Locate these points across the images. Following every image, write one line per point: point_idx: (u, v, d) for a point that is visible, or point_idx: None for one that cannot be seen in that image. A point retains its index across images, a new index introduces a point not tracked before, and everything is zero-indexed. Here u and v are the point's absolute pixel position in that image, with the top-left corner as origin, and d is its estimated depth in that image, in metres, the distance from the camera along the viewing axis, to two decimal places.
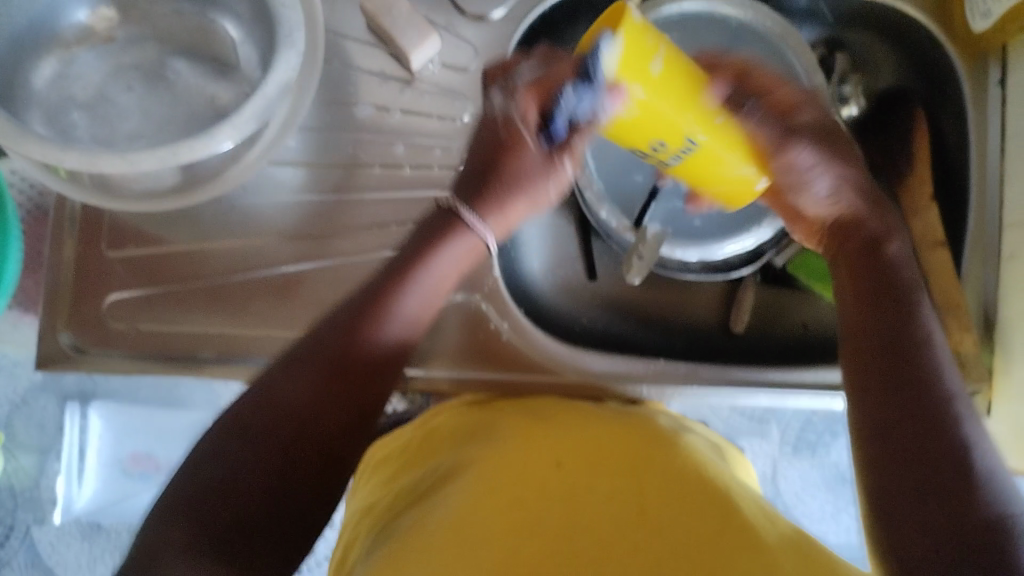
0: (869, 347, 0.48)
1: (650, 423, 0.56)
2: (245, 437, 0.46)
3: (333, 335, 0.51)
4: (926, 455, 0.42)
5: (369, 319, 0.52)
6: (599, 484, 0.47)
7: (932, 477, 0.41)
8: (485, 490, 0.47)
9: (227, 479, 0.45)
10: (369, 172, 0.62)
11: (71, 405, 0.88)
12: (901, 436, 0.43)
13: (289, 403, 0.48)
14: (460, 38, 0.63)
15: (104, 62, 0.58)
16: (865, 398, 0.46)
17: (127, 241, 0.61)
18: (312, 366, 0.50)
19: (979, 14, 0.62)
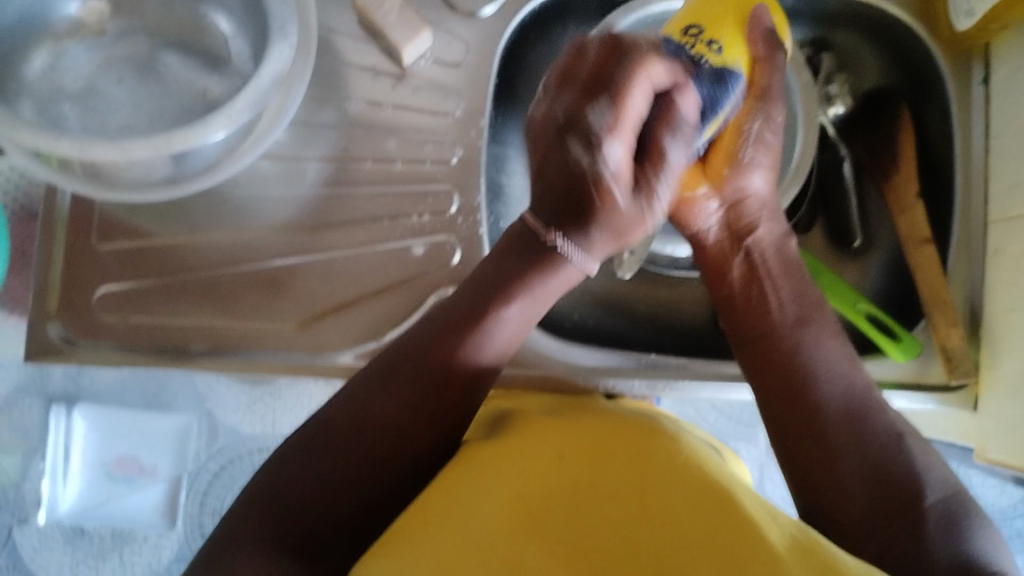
0: (772, 384, 0.53)
1: (646, 420, 0.56)
2: (289, 472, 0.46)
3: (389, 375, 0.49)
4: (869, 467, 0.49)
5: (444, 342, 0.50)
6: (602, 475, 0.47)
7: (877, 486, 0.48)
8: (484, 484, 0.47)
9: (291, 497, 0.46)
10: (361, 166, 0.62)
11: (56, 408, 0.86)
12: (825, 459, 0.50)
13: (383, 414, 0.48)
14: (451, 34, 0.64)
15: (94, 56, 0.58)
16: (792, 430, 0.51)
17: (117, 234, 0.61)
18: (404, 382, 0.49)
19: (962, 13, 0.63)
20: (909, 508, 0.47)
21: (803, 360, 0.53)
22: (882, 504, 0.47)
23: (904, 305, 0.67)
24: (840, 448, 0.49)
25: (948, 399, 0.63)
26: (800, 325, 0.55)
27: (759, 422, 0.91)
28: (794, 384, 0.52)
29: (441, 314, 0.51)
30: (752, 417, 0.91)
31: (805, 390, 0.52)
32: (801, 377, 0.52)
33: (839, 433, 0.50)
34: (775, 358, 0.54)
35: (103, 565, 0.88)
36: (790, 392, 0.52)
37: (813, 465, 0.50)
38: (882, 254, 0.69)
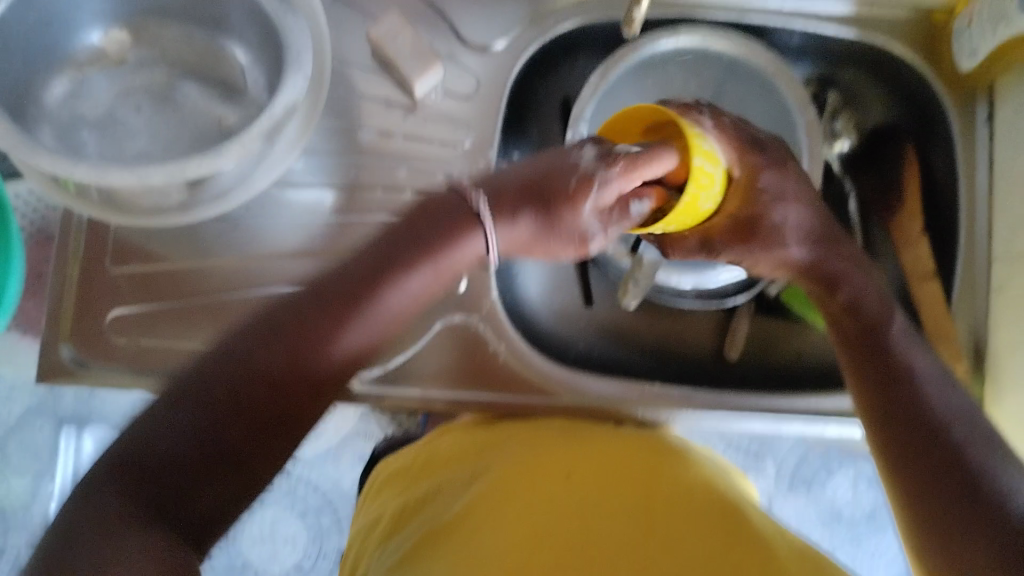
0: (870, 375, 0.53)
1: (662, 436, 0.57)
2: (187, 412, 0.43)
3: (255, 337, 0.46)
4: (965, 512, 0.45)
5: (309, 321, 0.46)
6: (611, 496, 0.49)
7: (951, 478, 0.47)
8: (509, 493, 0.50)
9: (178, 441, 0.42)
10: (371, 194, 0.63)
11: (66, 428, 0.88)
12: (914, 459, 0.49)
13: (219, 371, 0.44)
14: (462, 66, 0.65)
15: (113, 83, 0.59)
16: (880, 422, 0.51)
17: (131, 257, 0.62)
18: (267, 337, 0.46)
19: (967, 53, 0.64)
20: (994, 533, 0.44)
21: (895, 359, 0.53)
22: (959, 497, 0.46)
23: None
24: (931, 488, 0.47)
25: None
26: (893, 352, 0.53)
27: (767, 453, 0.91)
28: (887, 376, 0.52)
29: (326, 280, 0.48)
30: (761, 448, 0.90)
31: (895, 380, 0.52)
32: (890, 371, 0.52)
33: (918, 419, 0.50)
34: (891, 390, 0.51)
35: None
36: (885, 387, 0.52)
37: (907, 491, 0.49)
38: (888, 290, 0.69)
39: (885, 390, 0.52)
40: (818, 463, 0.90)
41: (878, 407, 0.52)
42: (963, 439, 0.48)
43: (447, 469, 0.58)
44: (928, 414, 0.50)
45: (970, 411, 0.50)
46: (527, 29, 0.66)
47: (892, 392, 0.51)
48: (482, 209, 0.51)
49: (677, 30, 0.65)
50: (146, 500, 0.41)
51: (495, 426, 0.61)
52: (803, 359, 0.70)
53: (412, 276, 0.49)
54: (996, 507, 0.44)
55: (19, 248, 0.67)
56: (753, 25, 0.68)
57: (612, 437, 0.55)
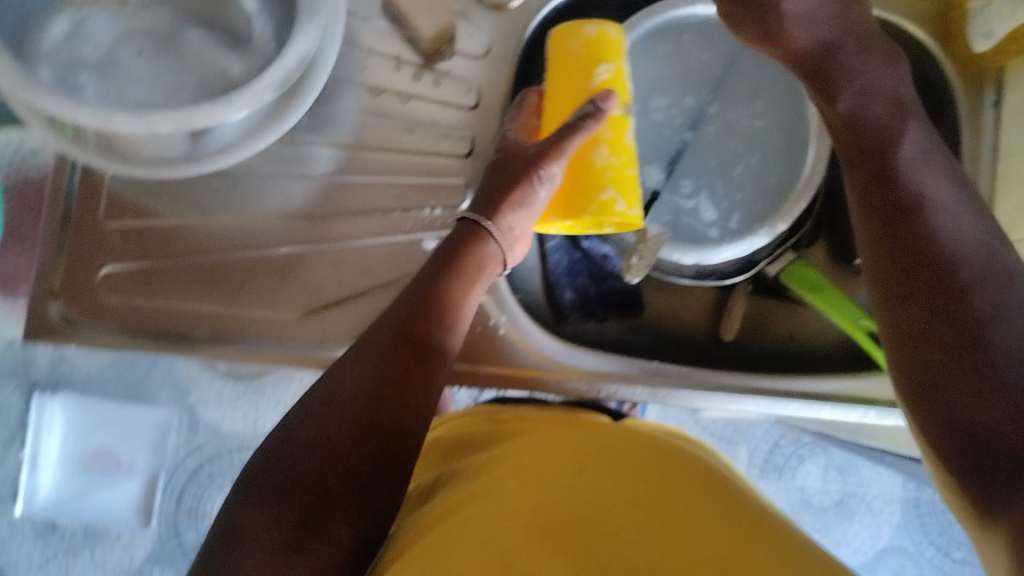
0: (871, 211, 0.49)
1: (667, 441, 0.55)
2: (312, 421, 0.47)
3: (362, 354, 0.50)
4: (969, 355, 0.41)
5: (397, 348, 0.50)
6: (626, 488, 0.46)
7: (972, 369, 0.41)
8: (512, 485, 0.48)
9: (299, 450, 0.45)
10: (374, 155, 0.62)
11: (38, 396, 0.85)
12: (942, 344, 0.42)
13: (349, 384, 0.48)
14: (473, 27, 0.64)
15: (113, 25, 0.57)
16: (888, 283, 0.47)
17: (124, 211, 0.60)
18: (373, 358, 0.50)
19: (981, 34, 0.64)
20: (995, 412, 0.39)
21: (927, 206, 0.47)
22: (979, 383, 0.40)
23: None
24: (911, 311, 0.45)
25: None
26: (899, 177, 0.49)
27: (741, 438, 0.91)
28: (901, 213, 0.48)
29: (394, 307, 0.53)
30: (735, 433, 0.91)
31: (913, 221, 0.47)
32: (907, 211, 0.47)
33: (970, 297, 0.42)
34: (912, 249, 0.46)
35: (73, 563, 0.86)
36: (894, 233, 0.47)
37: (897, 326, 0.45)
38: None
39: (887, 227, 0.48)
40: (790, 451, 0.91)
41: (915, 267, 0.45)
42: (973, 274, 0.43)
43: (447, 464, 0.57)
44: (969, 281, 0.43)
45: (992, 246, 0.45)
46: None
47: (893, 228, 0.47)
48: (491, 232, 0.56)
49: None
50: (290, 511, 0.43)
51: (493, 416, 0.61)
52: (796, 343, 0.70)
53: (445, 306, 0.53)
54: (983, 345, 0.41)
55: None
56: None
57: (626, 443, 0.53)
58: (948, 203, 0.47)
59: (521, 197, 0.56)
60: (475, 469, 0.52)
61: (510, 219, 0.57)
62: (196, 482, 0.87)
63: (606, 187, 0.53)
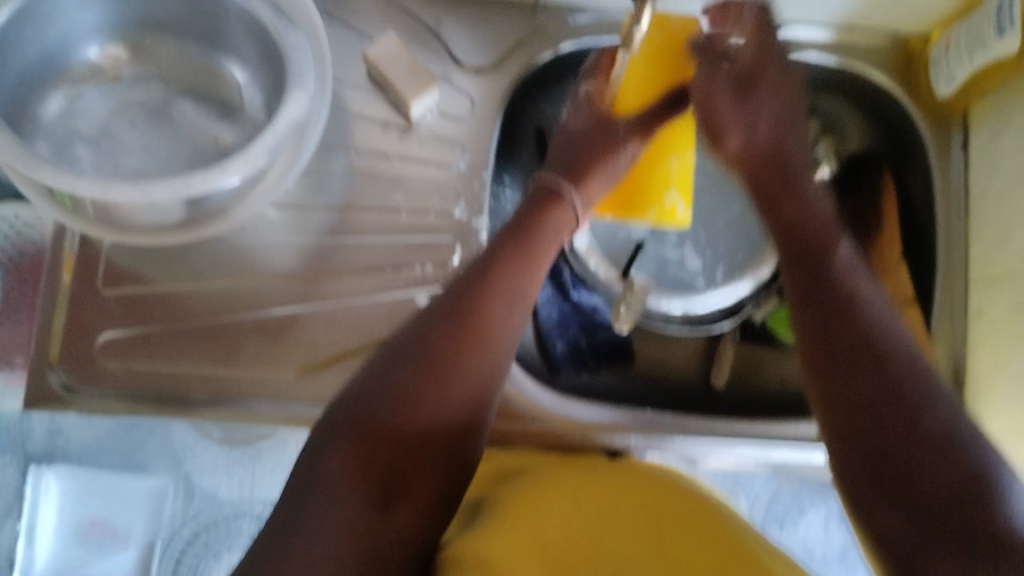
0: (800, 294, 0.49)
1: (674, 480, 0.55)
2: (399, 371, 0.45)
3: (456, 299, 0.49)
4: (934, 452, 0.39)
5: (484, 300, 0.49)
6: (621, 525, 0.47)
7: (894, 457, 0.40)
8: (515, 521, 0.48)
9: (386, 405, 0.44)
10: (365, 215, 0.63)
11: (33, 468, 0.86)
12: (858, 428, 0.42)
13: (441, 329, 0.47)
14: (456, 89, 0.66)
15: (108, 100, 0.59)
16: (813, 365, 0.46)
17: (121, 279, 0.61)
18: (447, 314, 0.48)
19: (943, 79, 0.66)
20: (918, 499, 0.38)
21: (841, 289, 0.48)
22: (898, 472, 0.39)
23: None
24: (851, 406, 0.43)
25: None
26: (831, 265, 0.50)
27: (741, 490, 0.91)
28: (828, 289, 0.48)
29: (478, 261, 0.52)
30: (735, 481, 0.91)
31: (834, 304, 0.47)
32: (827, 291, 0.48)
33: (886, 368, 0.42)
34: (831, 327, 0.46)
35: None
36: (820, 312, 0.47)
37: (836, 424, 0.43)
38: None
39: (820, 326, 0.46)
40: (791, 496, 0.91)
41: (832, 346, 0.45)
42: (897, 363, 0.43)
43: (451, 504, 0.57)
44: (881, 359, 0.43)
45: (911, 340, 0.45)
46: (520, 54, 0.68)
47: (824, 328, 0.46)
48: (569, 198, 0.59)
49: None
50: (367, 470, 0.42)
51: (493, 454, 0.62)
52: (786, 388, 0.71)
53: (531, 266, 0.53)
54: (919, 443, 0.39)
55: None
56: None
57: (631, 484, 0.52)
58: (881, 311, 0.46)
59: (610, 166, 0.60)
60: (477, 510, 0.52)
61: (587, 188, 0.60)
62: (192, 552, 0.86)
63: (670, 191, 0.64)
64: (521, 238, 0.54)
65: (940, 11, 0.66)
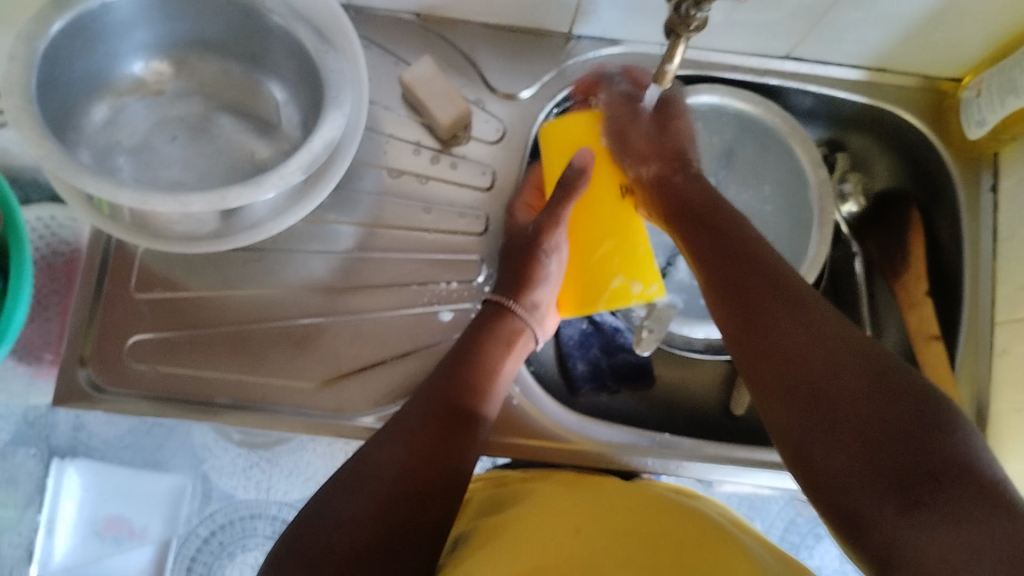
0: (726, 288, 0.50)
1: (691, 503, 0.55)
2: (377, 469, 0.48)
3: (428, 399, 0.52)
4: (903, 411, 0.40)
5: (458, 394, 0.53)
6: (623, 547, 0.47)
7: (880, 425, 0.40)
8: (527, 549, 0.48)
9: (358, 509, 0.46)
10: (393, 232, 0.65)
11: (56, 461, 0.86)
12: (823, 399, 0.42)
13: (410, 427, 0.50)
14: (489, 114, 0.68)
15: (151, 112, 0.61)
16: (753, 354, 0.47)
17: (153, 284, 0.63)
18: (432, 408, 0.52)
19: (973, 122, 0.67)
20: (903, 464, 0.39)
21: (760, 261, 0.50)
22: (883, 437, 0.40)
23: None
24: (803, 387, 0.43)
25: None
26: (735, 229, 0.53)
27: (757, 514, 0.90)
28: (738, 267, 0.50)
29: (448, 361, 0.55)
30: (750, 509, 0.91)
31: (755, 276, 0.49)
32: (743, 259, 0.50)
33: (832, 344, 0.44)
34: (756, 308, 0.48)
35: None
36: (744, 290, 0.49)
37: (786, 423, 0.43)
38: (890, 350, 0.69)
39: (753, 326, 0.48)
40: (806, 527, 0.91)
41: (758, 335, 0.47)
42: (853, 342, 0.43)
43: (467, 525, 0.57)
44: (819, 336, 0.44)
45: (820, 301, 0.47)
46: (553, 81, 0.69)
47: (755, 325, 0.47)
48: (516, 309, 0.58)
49: (697, 89, 0.68)
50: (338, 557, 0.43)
51: (503, 481, 0.63)
52: None
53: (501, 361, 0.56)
54: (902, 404, 0.40)
55: (26, 278, 0.62)
56: (769, 86, 0.70)
57: (645, 508, 0.53)
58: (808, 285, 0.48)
59: (539, 273, 0.59)
60: (491, 531, 0.53)
61: (533, 297, 0.59)
62: (208, 549, 0.88)
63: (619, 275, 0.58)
64: (487, 336, 0.57)
65: (973, 56, 0.67)
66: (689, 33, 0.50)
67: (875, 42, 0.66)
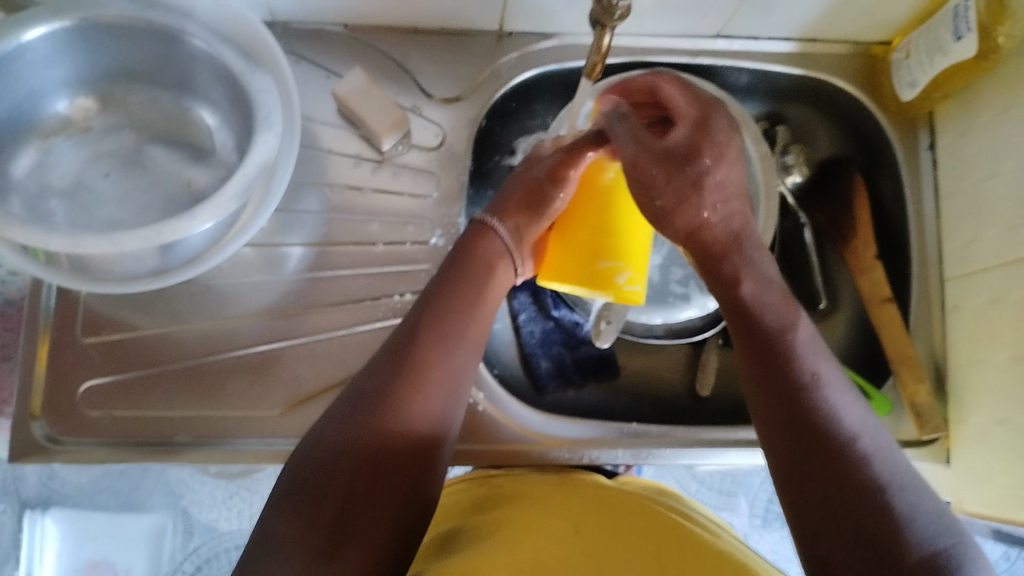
0: (747, 350, 0.47)
1: (662, 502, 0.56)
2: (337, 452, 0.44)
3: (394, 356, 0.47)
4: (866, 501, 0.40)
5: (422, 352, 0.47)
6: (620, 549, 0.46)
7: (849, 507, 0.40)
8: (511, 546, 0.48)
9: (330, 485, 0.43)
10: (342, 249, 0.64)
11: (29, 513, 0.84)
12: (808, 460, 0.42)
13: (372, 395, 0.46)
14: (427, 120, 0.67)
15: (80, 152, 0.59)
16: (760, 398, 0.45)
17: (101, 326, 0.61)
18: (395, 374, 0.46)
19: (905, 84, 0.67)
20: (874, 549, 0.39)
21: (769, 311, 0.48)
22: (855, 524, 0.39)
23: (874, 363, 0.69)
24: (819, 496, 0.41)
25: (922, 454, 0.65)
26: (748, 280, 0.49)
27: (739, 489, 0.91)
28: (758, 324, 0.47)
29: (414, 308, 0.51)
30: (732, 484, 0.91)
31: (782, 345, 0.46)
32: (748, 310, 0.48)
33: (819, 402, 0.44)
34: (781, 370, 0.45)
35: None
36: (770, 353, 0.46)
37: (789, 467, 0.43)
38: (846, 316, 0.71)
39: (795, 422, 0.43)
40: None
41: (757, 379, 0.46)
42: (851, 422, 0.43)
43: (441, 532, 0.57)
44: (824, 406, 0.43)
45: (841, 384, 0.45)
46: (488, 80, 0.68)
47: (776, 363, 0.45)
48: (500, 234, 0.56)
49: (631, 76, 0.68)
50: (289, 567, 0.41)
51: (488, 481, 0.61)
52: None
53: (472, 302, 0.51)
54: (869, 487, 0.40)
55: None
56: (703, 66, 0.70)
57: (620, 509, 0.53)
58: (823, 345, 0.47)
59: (540, 199, 0.57)
60: (467, 537, 0.52)
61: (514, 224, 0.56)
62: None
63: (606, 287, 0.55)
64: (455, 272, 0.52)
65: (899, 19, 0.67)
66: (614, 21, 0.50)
67: (801, 13, 0.66)
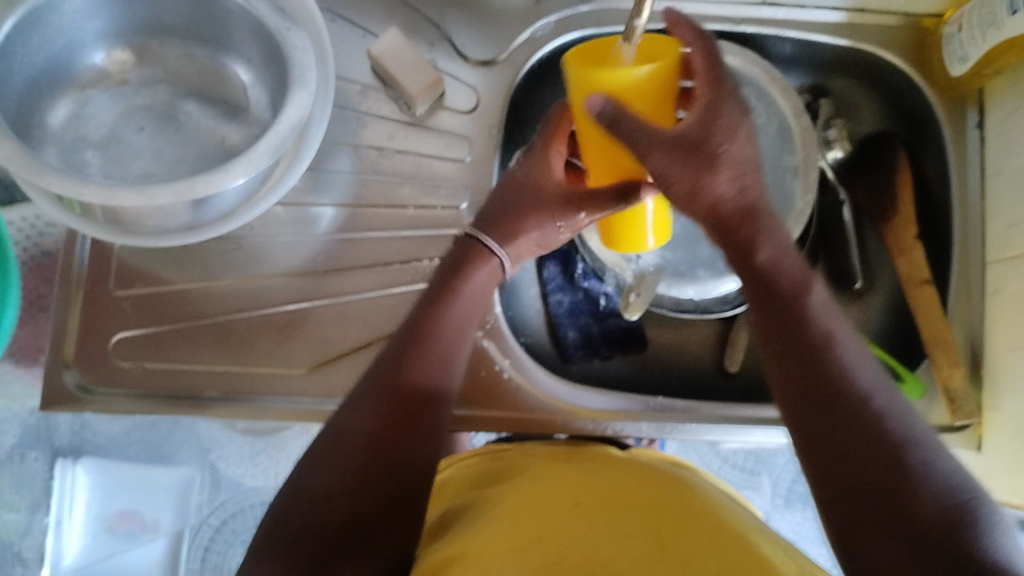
0: (770, 323, 0.46)
1: (679, 475, 0.55)
2: (335, 456, 0.46)
3: (387, 366, 0.51)
4: (888, 467, 0.39)
5: (410, 361, 0.51)
6: (619, 521, 0.46)
7: (873, 474, 0.39)
8: (507, 524, 0.47)
9: (331, 486, 0.45)
10: (372, 211, 0.64)
11: (61, 462, 0.85)
12: (834, 428, 0.41)
13: (368, 406, 0.49)
14: (462, 83, 0.66)
15: (116, 104, 0.60)
16: (784, 373, 0.44)
17: (133, 280, 0.62)
18: (389, 382, 0.50)
19: (956, 59, 0.65)
20: (893, 512, 0.38)
21: (799, 293, 0.46)
22: (872, 489, 0.39)
23: (907, 345, 0.68)
24: (841, 467, 0.40)
25: (953, 438, 0.64)
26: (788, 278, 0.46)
27: (763, 468, 0.91)
28: (787, 305, 0.45)
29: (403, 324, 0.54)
30: (756, 463, 0.91)
31: (803, 320, 0.45)
32: (769, 282, 0.46)
33: (833, 367, 0.43)
34: (799, 345, 0.44)
35: None
36: (792, 327, 0.45)
37: (811, 435, 0.42)
38: (883, 296, 0.70)
39: (813, 390, 0.43)
40: None
41: (782, 353, 0.45)
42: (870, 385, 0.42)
43: (453, 503, 0.57)
44: (841, 371, 0.43)
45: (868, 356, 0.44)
46: (525, 44, 0.67)
47: (794, 335, 0.44)
48: (494, 249, 0.57)
49: None
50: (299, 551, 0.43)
51: (500, 453, 0.62)
52: None
53: (452, 315, 0.54)
54: (895, 451, 0.40)
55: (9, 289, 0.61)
56: (746, 35, 0.69)
57: (632, 482, 0.52)
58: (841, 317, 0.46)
59: (519, 226, 0.58)
60: (478, 508, 0.52)
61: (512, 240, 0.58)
62: (221, 538, 0.88)
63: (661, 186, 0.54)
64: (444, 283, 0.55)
65: None
66: None
67: None
